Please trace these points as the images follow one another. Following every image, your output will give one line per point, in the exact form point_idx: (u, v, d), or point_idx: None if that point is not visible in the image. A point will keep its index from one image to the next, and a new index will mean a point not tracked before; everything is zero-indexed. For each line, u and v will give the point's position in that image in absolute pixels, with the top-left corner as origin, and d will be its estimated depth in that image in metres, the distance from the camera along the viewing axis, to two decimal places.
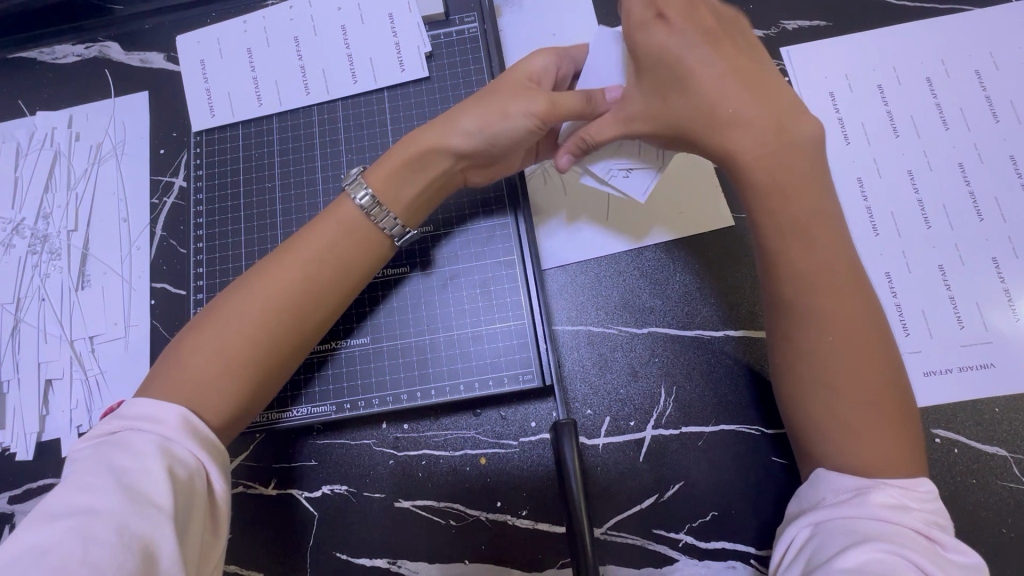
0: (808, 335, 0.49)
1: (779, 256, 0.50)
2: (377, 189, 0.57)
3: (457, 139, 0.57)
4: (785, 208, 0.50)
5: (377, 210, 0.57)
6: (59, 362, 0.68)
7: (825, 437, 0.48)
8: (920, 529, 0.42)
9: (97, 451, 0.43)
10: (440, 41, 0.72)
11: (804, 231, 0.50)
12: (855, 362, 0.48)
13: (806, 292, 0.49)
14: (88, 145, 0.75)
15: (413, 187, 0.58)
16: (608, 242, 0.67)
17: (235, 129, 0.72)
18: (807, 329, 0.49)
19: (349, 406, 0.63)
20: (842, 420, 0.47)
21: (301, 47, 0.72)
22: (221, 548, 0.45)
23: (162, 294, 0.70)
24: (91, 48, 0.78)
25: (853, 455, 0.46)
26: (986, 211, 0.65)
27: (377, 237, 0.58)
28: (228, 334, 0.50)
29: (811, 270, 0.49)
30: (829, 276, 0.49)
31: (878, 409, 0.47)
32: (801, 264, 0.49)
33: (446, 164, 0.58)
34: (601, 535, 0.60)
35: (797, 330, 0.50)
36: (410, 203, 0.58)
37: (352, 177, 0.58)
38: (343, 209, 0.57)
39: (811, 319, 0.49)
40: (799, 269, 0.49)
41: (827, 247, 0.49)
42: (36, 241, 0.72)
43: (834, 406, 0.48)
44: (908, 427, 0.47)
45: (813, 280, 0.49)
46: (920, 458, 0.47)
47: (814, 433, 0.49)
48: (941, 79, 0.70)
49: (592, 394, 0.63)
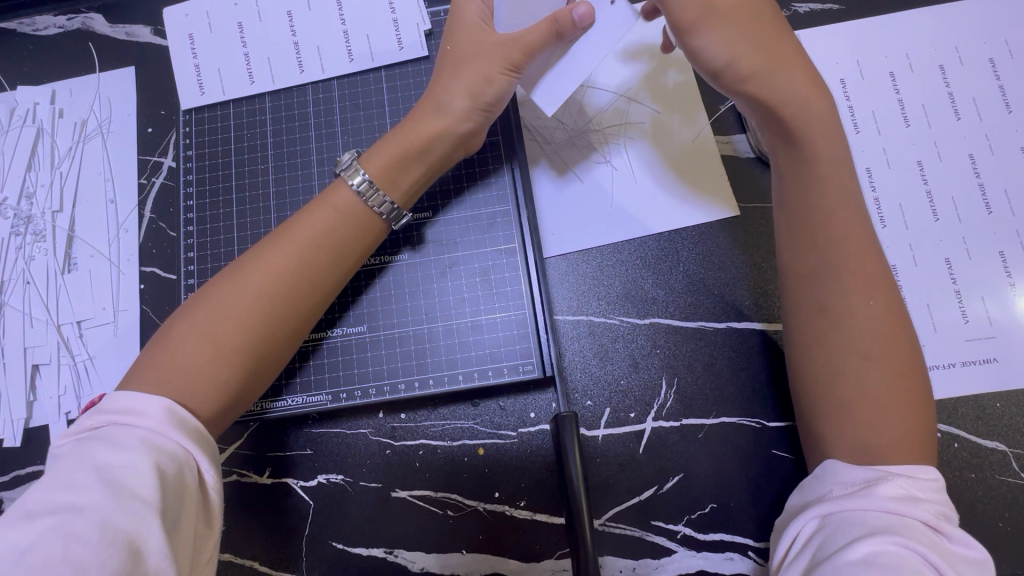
0: (843, 302, 0.50)
1: (813, 226, 0.52)
2: (375, 175, 0.56)
3: (455, 118, 0.57)
4: (830, 180, 0.52)
5: (373, 195, 0.55)
6: (46, 348, 0.66)
7: (848, 414, 0.48)
8: (925, 519, 0.41)
9: (80, 446, 0.41)
10: (440, 18, 0.69)
11: (838, 200, 0.51)
12: (884, 333, 0.49)
13: (837, 263, 0.50)
14: (72, 122, 0.72)
15: (413, 173, 0.57)
16: (610, 231, 0.66)
17: (226, 107, 0.69)
18: (846, 297, 0.49)
19: (345, 396, 0.61)
20: (866, 399, 0.47)
21: (294, 23, 0.69)
22: (215, 538, 0.44)
23: (152, 278, 0.68)
24: (74, 19, 0.74)
25: (875, 432, 0.47)
26: (995, 203, 0.64)
27: (376, 223, 0.56)
28: (222, 318, 0.49)
29: (848, 235, 0.51)
30: (857, 245, 0.50)
31: (904, 383, 0.48)
32: (837, 229, 0.51)
33: (450, 145, 0.58)
34: (600, 526, 0.59)
35: (835, 298, 0.50)
36: (411, 187, 0.58)
37: (347, 163, 0.56)
38: (339, 194, 0.56)
39: (847, 285, 0.50)
40: (832, 235, 0.51)
41: (855, 218, 0.51)
42: (19, 222, 0.69)
43: (865, 379, 0.48)
44: (925, 400, 0.48)
45: (840, 250, 0.50)
46: (932, 440, 0.47)
47: (842, 412, 0.48)
48: (954, 66, 0.68)
49: (592, 384, 0.62)
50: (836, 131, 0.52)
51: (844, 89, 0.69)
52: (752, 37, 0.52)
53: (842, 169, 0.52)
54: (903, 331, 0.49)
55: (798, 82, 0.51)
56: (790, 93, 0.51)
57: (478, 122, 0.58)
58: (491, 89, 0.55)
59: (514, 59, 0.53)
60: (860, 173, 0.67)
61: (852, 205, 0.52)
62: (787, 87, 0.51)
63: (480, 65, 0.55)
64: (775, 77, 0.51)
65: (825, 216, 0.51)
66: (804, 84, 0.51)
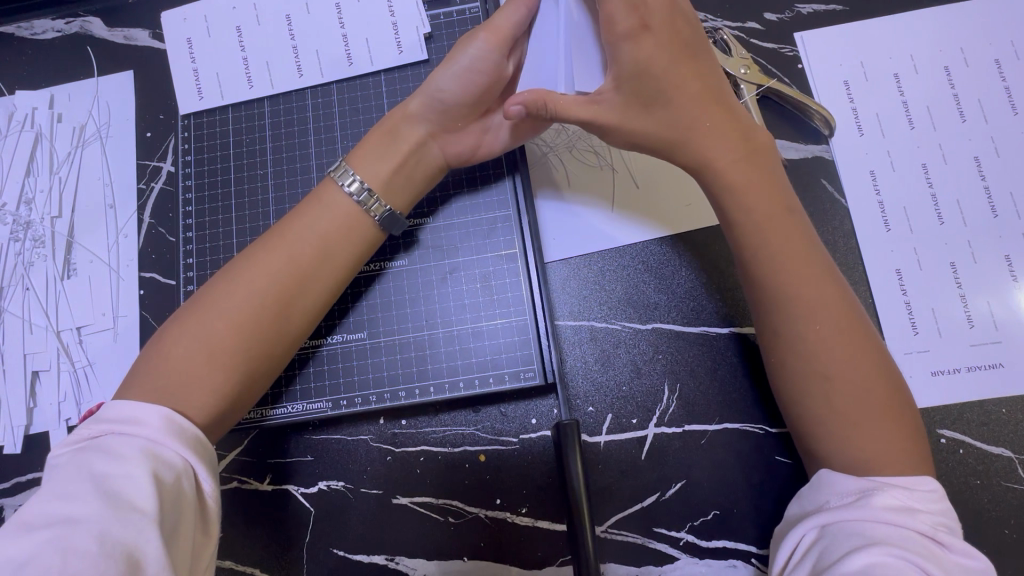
0: (792, 330, 0.49)
1: (757, 254, 0.51)
2: (360, 171, 0.56)
3: (418, 105, 0.58)
4: (758, 216, 0.51)
5: (367, 197, 0.55)
6: (46, 354, 0.66)
7: (825, 433, 0.48)
8: (923, 529, 0.41)
9: (78, 457, 0.41)
10: (439, 22, 0.68)
11: (772, 232, 0.51)
12: (844, 348, 0.48)
13: (779, 293, 0.50)
14: (71, 127, 0.71)
15: (387, 164, 0.57)
16: (611, 237, 0.65)
17: (225, 112, 0.68)
18: (795, 322, 0.49)
19: (345, 403, 0.61)
20: (841, 416, 0.47)
21: (293, 27, 0.69)
22: (213, 547, 0.44)
23: (152, 284, 0.68)
24: (72, 23, 0.74)
25: (858, 447, 0.46)
26: (1000, 207, 0.64)
27: (362, 218, 0.55)
28: (213, 322, 0.49)
29: (791, 260, 0.50)
30: (800, 267, 0.50)
31: (874, 397, 0.47)
32: (773, 261, 0.50)
33: (417, 132, 0.58)
34: (601, 533, 0.59)
35: (786, 324, 0.50)
36: (389, 180, 0.56)
37: (337, 164, 0.57)
38: (328, 192, 0.56)
39: (795, 312, 0.49)
40: (773, 267, 0.50)
41: (796, 240, 0.51)
42: (18, 228, 0.69)
43: (831, 399, 0.48)
44: (905, 411, 0.47)
45: (782, 280, 0.50)
46: (920, 452, 0.47)
47: (819, 427, 0.48)
48: (960, 67, 0.67)
49: (594, 390, 0.62)
50: (756, 164, 0.52)
51: (848, 91, 0.68)
52: (652, 101, 0.52)
53: (771, 197, 0.52)
54: (868, 339, 0.49)
55: (710, 141, 0.52)
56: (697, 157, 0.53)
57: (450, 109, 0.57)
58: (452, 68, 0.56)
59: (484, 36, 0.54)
60: (863, 176, 0.66)
61: (793, 229, 0.51)
62: (696, 146, 0.53)
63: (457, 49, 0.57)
64: (682, 141, 0.53)
65: (756, 248, 0.51)
66: (711, 138, 0.52)
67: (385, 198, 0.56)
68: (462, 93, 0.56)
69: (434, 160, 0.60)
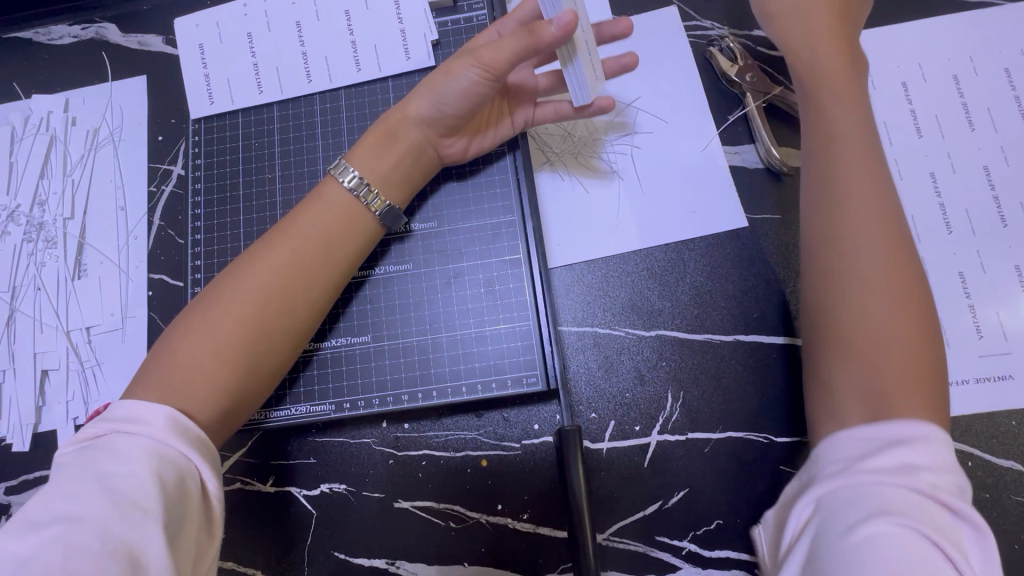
0: (863, 260, 0.49)
1: (842, 176, 0.52)
2: (361, 170, 0.57)
3: (416, 108, 0.58)
4: (849, 140, 0.53)
5: (364, 191, 0.56)
6: (55, 354, 0.67)
7: (863, 381, 0.46)
8: (926, 490, 0.39)
9: (83, 456, 0.41)
10: (447, 29, 0.69)
11: (854, 169, 0.52)
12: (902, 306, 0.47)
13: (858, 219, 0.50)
14: (84, 130, 0.73)
15: (384, 159, 0.58)
16: (616, 243, 0.65)
17: (235, 116, 0.69)
18: (865, 258, 0.49)
19: (349, 407, 0.61)
20: (882, 367, 0.45)
21: (303, 34, 0.70)
22: (217, 546, 0.44)
23: (160, 285, 0.68)
24: (87, 29, 0.75)
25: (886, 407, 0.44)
26: (1010, 216, 0.63)
27: (362, 213, 0.57)
28: (218, 318, 0.49)
29: (860, 202, 0.50)
30: (882, 214, 0.50)
31: (918, 371, 0.45)
32: (854, 189, 0.51)
33: (413, 133, 0.59)
34: (604, 540, 0.59)
35: (856, 254, 0.49)
36: (385, 173, 0.58)
37: (336, 162, 0.58)
38: (328, 189, 0.57)
39: (866, 245, 0.49)
40: (855, 193, 0.51)
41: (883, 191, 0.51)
42: (32, 229, 0.70)
43: (881, 346, 0.46)
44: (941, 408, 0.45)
45: (867, 208, 0.50)
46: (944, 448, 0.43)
47: (851, 375, 0.46)
48: (969, 76, 0.67)
49: (597, 397, 0.62)
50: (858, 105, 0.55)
51: None
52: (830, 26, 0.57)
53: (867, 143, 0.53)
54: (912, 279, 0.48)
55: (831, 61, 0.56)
56: (817, 66, 0.56)
57: (445, 114, 0.57)
58: (450, 81, 0.55)
59: (481, 60, 0.53)
60: None
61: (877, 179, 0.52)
62: (817, 61, 0.56)
63: (453, 62, 0.56)
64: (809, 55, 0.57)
65: (843, 172, 0.52)
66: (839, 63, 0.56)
67: (384, 194, 0.58)
68: (457, 108, 0.57)
69: (430, 160, 0.61)
